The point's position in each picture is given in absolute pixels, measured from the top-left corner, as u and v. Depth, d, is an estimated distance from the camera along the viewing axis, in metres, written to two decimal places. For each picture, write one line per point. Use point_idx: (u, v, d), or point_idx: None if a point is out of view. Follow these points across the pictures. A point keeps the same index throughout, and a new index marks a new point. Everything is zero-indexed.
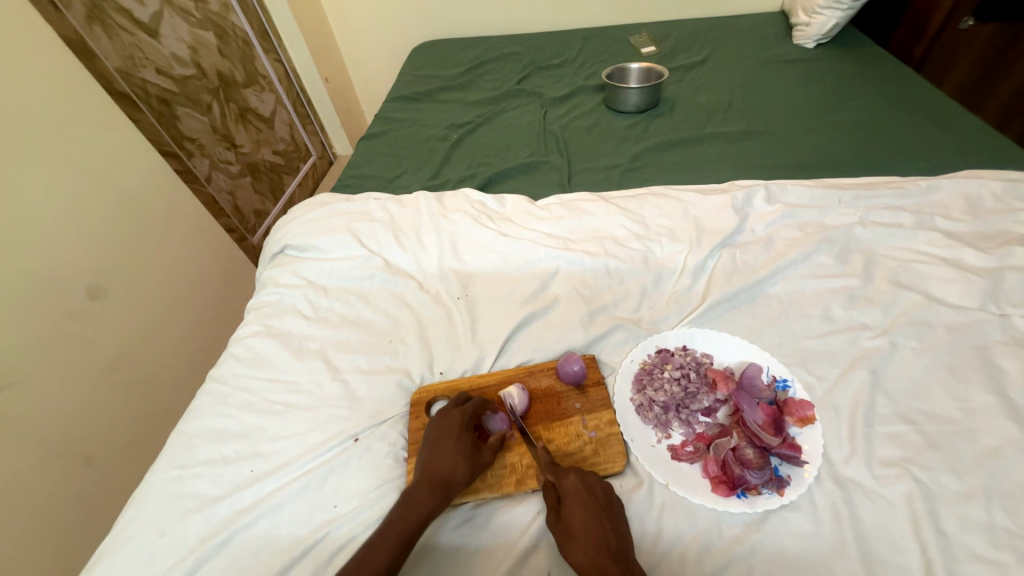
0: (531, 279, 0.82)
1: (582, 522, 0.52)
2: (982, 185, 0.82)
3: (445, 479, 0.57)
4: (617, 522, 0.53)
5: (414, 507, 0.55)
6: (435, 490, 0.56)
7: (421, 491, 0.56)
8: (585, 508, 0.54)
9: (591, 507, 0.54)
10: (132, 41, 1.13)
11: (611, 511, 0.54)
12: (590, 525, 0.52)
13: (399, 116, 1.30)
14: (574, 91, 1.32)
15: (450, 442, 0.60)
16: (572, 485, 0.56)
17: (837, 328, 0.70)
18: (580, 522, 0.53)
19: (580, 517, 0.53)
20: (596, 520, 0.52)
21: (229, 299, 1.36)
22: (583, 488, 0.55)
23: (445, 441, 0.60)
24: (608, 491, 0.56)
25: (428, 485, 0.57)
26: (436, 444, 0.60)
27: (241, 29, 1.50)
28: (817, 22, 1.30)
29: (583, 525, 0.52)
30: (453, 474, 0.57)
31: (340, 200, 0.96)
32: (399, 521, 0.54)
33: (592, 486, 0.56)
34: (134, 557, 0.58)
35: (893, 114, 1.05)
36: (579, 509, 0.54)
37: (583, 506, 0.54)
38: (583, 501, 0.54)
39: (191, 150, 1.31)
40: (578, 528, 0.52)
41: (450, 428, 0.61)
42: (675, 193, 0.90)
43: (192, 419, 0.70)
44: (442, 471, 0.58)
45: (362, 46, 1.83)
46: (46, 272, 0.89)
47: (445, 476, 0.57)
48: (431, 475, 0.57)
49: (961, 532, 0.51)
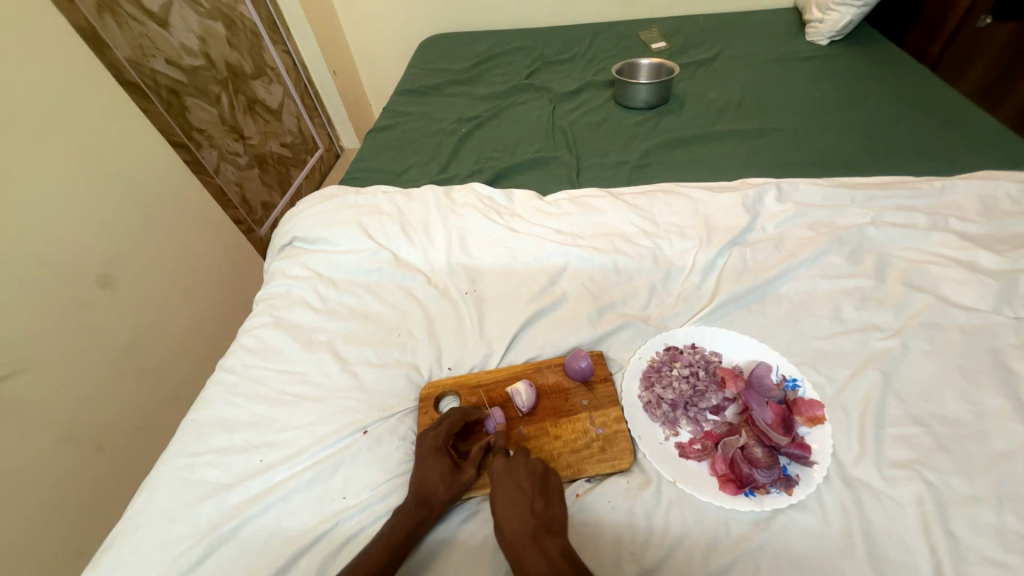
0: (539, 276, 0.81)
1: (501, 506, 0.53)
2: (998, 186, 0.81)
3: (429, 497, 0.57)
4: (538, 500, 0.54)
5: (401, 523, 0.55)
6: (422, 506, 0.57)
7: (408, 507, 0.57)
8: (506, 493, 0.54)
9: (512, 491, 0.54)
10: (143, 32, 1.13)
11: (534, 491, 0.54)
12: (508, 509, 0.53)
13: (407, 109, 1.30)
14: (584, 87, 1.31)
15: (431, 462, 0.59)
16: (496, 471, 0.56)
17: (848, 328, 0.69)
18: (501, 506, 0.53)
19: (499, 502, 0.54)
20: (515, 504, 0.53)
21: (237, 288, 1.36)
22: (506, 472, 0.56)
23: (428, 460, 0.60)
24: (535, 472, 0.56)
25: (414, 501, 0.57)
26: (420, 464, 0.60)
27: (250, 20, 1.50)
28: (831, 18, 1.29)
29: (503, 508, 0.53)
30: (437, 492, 0.57)
31: (349, 193, 0.96)
32: (390, 536, 0.55)
33: (515, 470, 0.56)
34: (146, 543, 0.59)
35: (907, 113, 1.04)
36: (500, 494, 0.54)
37: (505, 490, 0.55)
38: (504, 485, 0.55)
39: (199, 142, 1.31)
40: (499, 511, 0.53)
41: (429, 450, 0.61)
42: (685, 190, 0.89)
43: (203, 408, 0.70)
44: (427, 487, 0.58)
45: (371, 39, 1.83)
46: (58, 259, 0.89)
47: (429, 494, 0.57)
48: (416, 492, 0.57)
49: (971, 535, 0.51)
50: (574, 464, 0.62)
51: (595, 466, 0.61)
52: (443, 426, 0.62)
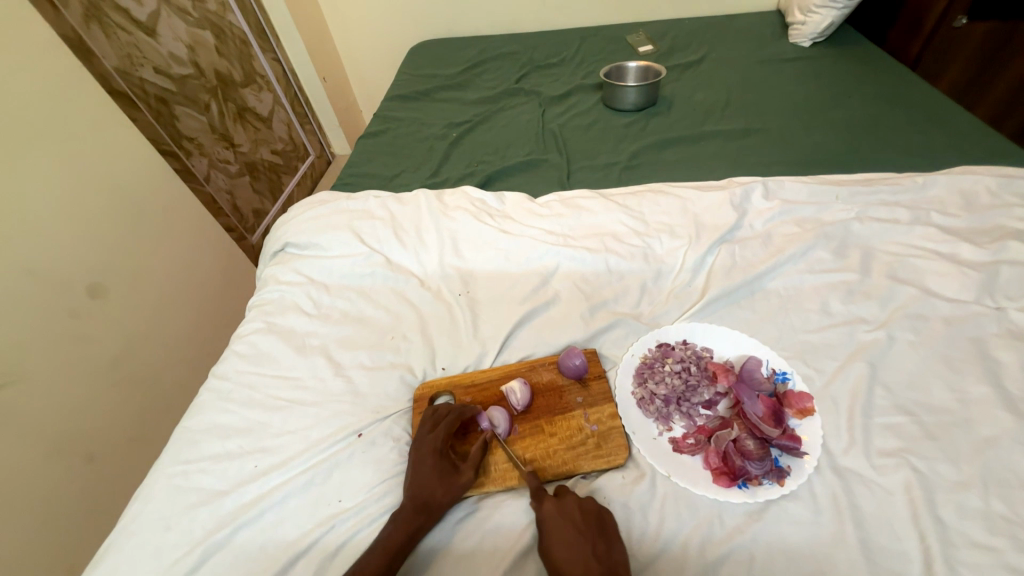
0: (531, 276, 0.82)
1: (560, 552, 0.51)
2: (978, 180, 0.83)
3: (428, 501, 0.57)
4: (599, 543, 0.51)
5: (400, 528, 0.55)
6: (420, 510, 0.57)
7: (405, 511, 0.56)
8: (564, 539, 0.52)
9: (569, 534, 0.52)
10: (130, 41, 1.13)
11: (592, 533, 0.52)
12: (568, 556, 0.51)
13: (398, 115, 1.31)
14: (573, 90, 1.32)
15: (429, 466, 0.59)
16: (549, 515, 0.54)
17: (835, 321, 0.71)
18: (560, 553, 0.51)
19: (558, 547, 0.52)
20: (575, 548, 0.51)
21: (228, 296, 1.35)
22: (560, 516, 0.54)
23: (425, 464, 0.60)
24: (589, 513, 0.54)
25: (413, 506, 0.57)
26: (417, 467, 0.60)
27: (239, 28, 1.50)
28: (814, 21, 1.31)
29: (563, 554, 0.51)
30: (436, 496, 0.57)
31: (341, 198, 0.96)
32: (388, 542, 0.55)
33: (569, 512, 0.54)
34: (139, 552, 0.58)
35: (889, 111, 1.06)
36: (557, 540, 0.52)
37: (561, 536, 0.52)
38: (560, 530, 0.53)
39: (189, 150, 1.31)
40: (559, 557, 0.51)
41: (428, 453, 0.61)
42: (674, 190, 0.90)
43: (196, 415, 0.70)
44: (426, 492, 0.58)
45: (360, 45, 1.84)
46: (47, 268, 0.88)
47: (427, 499, 0.57)
48: (415, 497, 0.57)
49: (958, 519, 0.52)
50: (570, 461, 0.62)
51: (591, 463, 0.62)
52: (439, 428, 0.63)
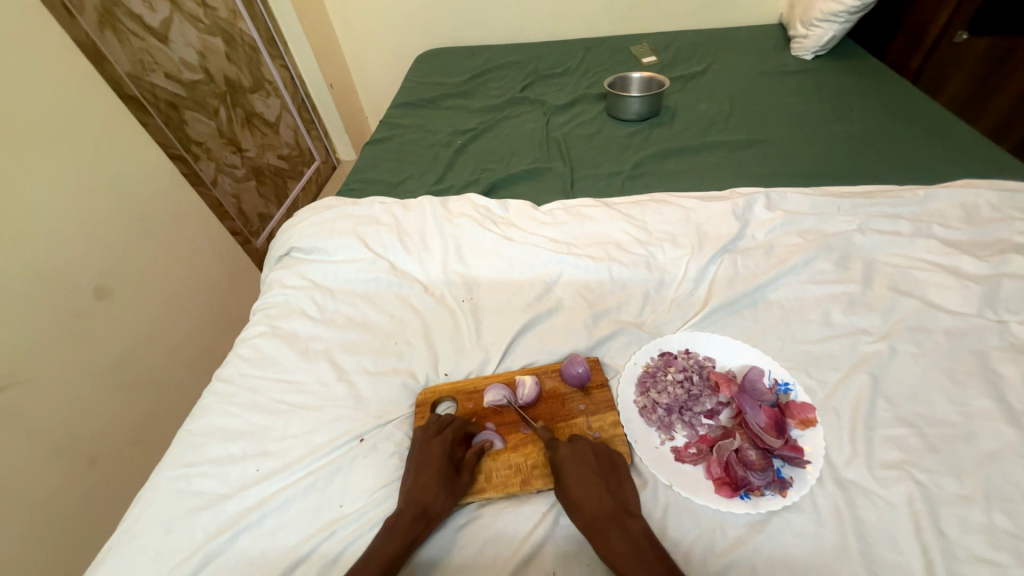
0: (534, 284, 0.83)
1: (578, 489, 0.57)
2: (979, 194, 0.83)
3: (428, 509, 0.57)
4: (611, 479, 0.58)
5: (397, 536, 0.55)
6: (420, 518, 0.56)
7: (404, 520, 0.56)
8: (581, 475, 0.58)
9: (586, 474, 0.58)
10: (143, 47, 1.14)
11: (606, 472, 0.59)
12: (586, 491, 0.56)
13: (403, 122, 1.32)
14: (577, 100, 1.34)
15: (431, 470, 0.60)
16: (565, 457, 0.59)
17: (837, 332, 0.71)
18: (576, 489, 0.57)
19: (575, 482, 0.57)
20: (591, 484, 0.57)
21: (233, 298, 1.36)
22: (576, 456, 0.60)
23: (427, 469, 0.60)
24: (601, 456, 0.60)
25: (412, 514, 0.57)
26: (418, 473, 0.60)
27: (249, 36, 1.52)
28: (816, 34, 1.33)
29: (580, 490, 0.57)
30: (436, 502, 0.57)
31: (346, 204, 0.97)
32: (386, 549, 0.54)
33: (584, 453, 0.60)
34: (139, 555, 0.58)
35: (890, 124, 1.07)
36: (574, 478, 0.58)
37: (579, 473, 0.58)
38: (577, 470, 0.58)
39: (197, 154, 1.32)
40: (575, 490, 0.57)
41: (431, 458, 0.61)
42: (677, 199, 0.91)
43: (198, 418, 0.70)
44: (425, 499, 0.58)
45: (367, 53, 1.86)
46: (55, 271, 0.89)
47: (427, 506, 0.57)
48: (414, 504, 0.57)
49: (961, 534, 0.52)
50: None
51: None
52: (447, 433, 0.63)
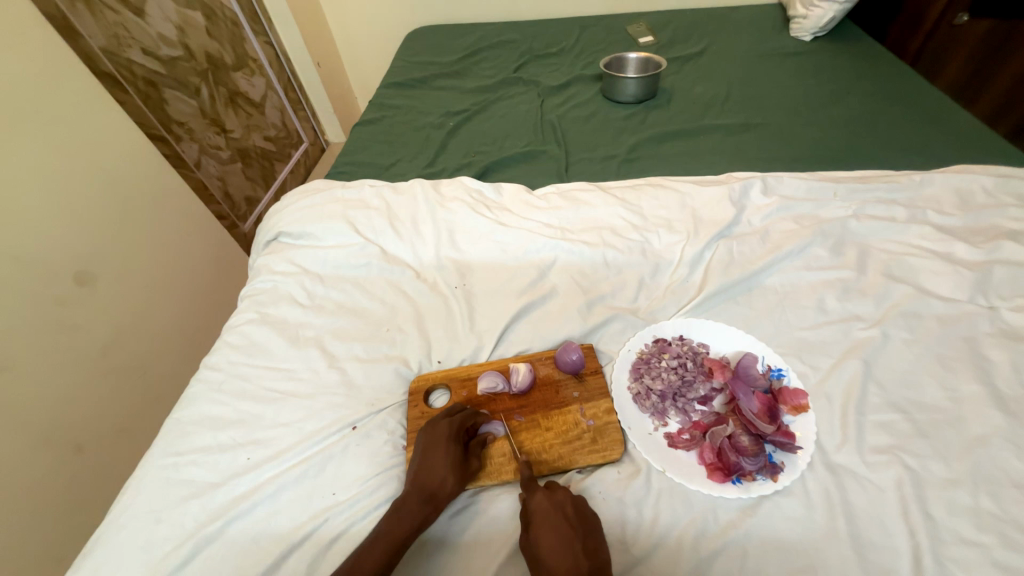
0: (528, 270, 0.81)
1: (548, 544, 0.51)
2: (975, 179, 0.83)
3: (434, 493, 0.56)
4: (587, 538, 0.51)
5: (406, 518, 0.55)
6: (426, 502, 0.56)
7: (412, 502, 0.56)
8: (553, 530, 0.52)
9: (559, 528, 0.52)
10: (118, 20, 1.09)
11: (581, 529, 0.52)
12: (556, 547, 0.50)
13: (394, 103, 1.28)
14: (572, 81, 1.31)
15: (440, 453, 0.59)
16: (540, 506, 0.54)
17: (831, 319, 0.71)
18: (547, 543, 0.51)
19: (546, 538, 0.51)
20: (564, 540, 0.51)
21: (219, 285, 1.33)
22: (551, 508, 0.54)
23: (435, 451, 0.59)
24: (580, 509, 0.54)
25: (421, 496, 0.56)
26: (425, 455, 0.59)
27: (231, 10, 1.47)
28: (815, 14, 1.30)
29: (550, 546, 0.51)
30: (444, 485, 0.57)
31: (336, 187, 0.94)
32: (391, 531, 0.54)
33: (560, 505, 0.54)
34: (129, 544, 0.58)
35: (888, 108, 1.06)
36: (546, 532, 0.52)
37: (551, 527, 0.52)
38: (551, 521, 0.53)
39: (179, 134, 1.28)
40: (546, 547, 0.51)
41: (439, 438, 0.60)
42: (673, 184, 0.90)
43: (187, 406, 0.69)
44: (434, 481, 0.57)
45: (356, 29, 1.80)
46: (35, 257, 0.87)
47: (434, 489, 0.57)
48: (422, 487, 0.57)
49: (947, 516, 0.52)
50: (565, 455, 0.62)
51: (586, 457, 0.62)
52: (455, 418, 0.63)
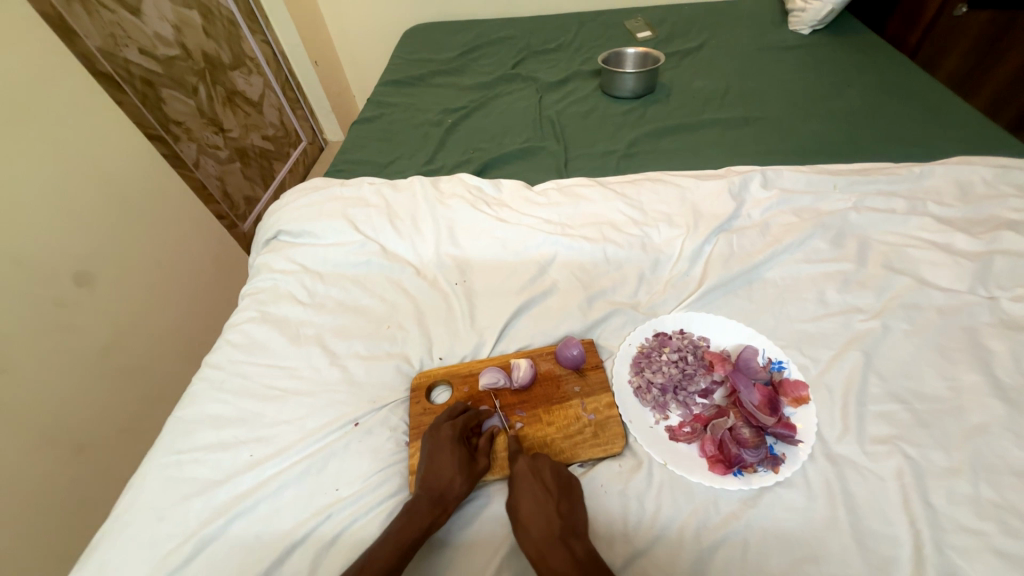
0: (528, 266, 0.81)
1: (527, 507, 0.55)
2: (974, 170, 0.83)
3: (443, 495, 0.57)
4: (563, 502, 0.55)
5: (416, 520, 0.55)
6: (436, 504, 0.56)
7: (423, 504, 0.56)
8: (532, 495, 0.56)
9: (537, 492, 0.56)
10: (113, 19, 1.09)
11: (558, 493, 0.56)
12: (534, 510, 0.54)
13: (392, 100, 1.28)
14: (570, 77, 1.30)
15: (446, 455, 0.59)
16: (521, 472, 0.58)
17: (831, 311, 0.71)
18: (525, 507, 0.55)
19: (525, 502, 0.55)
20: (541, 504, 0.54)
21: (219, 285, 1.34)
22: (532, 474, 0.57)
23: (441, 454, 0.59)
24: (558, 475, 0.57)
25: (430, 498, 0.56)
26: (431, 458, 0.59)
27: (227, 9, 1.46)
28: (813, 8, 1.30)
29: (527, 508, 0.55)
30: (453, 487, 0.57)
31: (335, 185, 0.94)
32: (402, 532, 0.54)
33: (540, 471, 0.58)
34: (133, 543, 0.58)
35: (888, 101, 1.06)
36: (524, 495, 0.56)
37: (530, 492, 0.56)
38: (530, 486, 0.56)
39: (177, 134, 1.28)
40: (524, 510, 0.55)
41: (444, 441, 0.61)
42: (672, 178, 0.90)
43: (189, 405, 0.69)
44: (442, 483, 0.57)
45: (353, 27, 1.79)
46: (34, 258, 0.87)
47: (443, 491, 0.57)
48: (431, 488, 0.57)
49: (948, 505, 0.53)
50: (567, 449, 0.62)
51: (588, 451, 0.62)
52: (458, 419, 0.63)
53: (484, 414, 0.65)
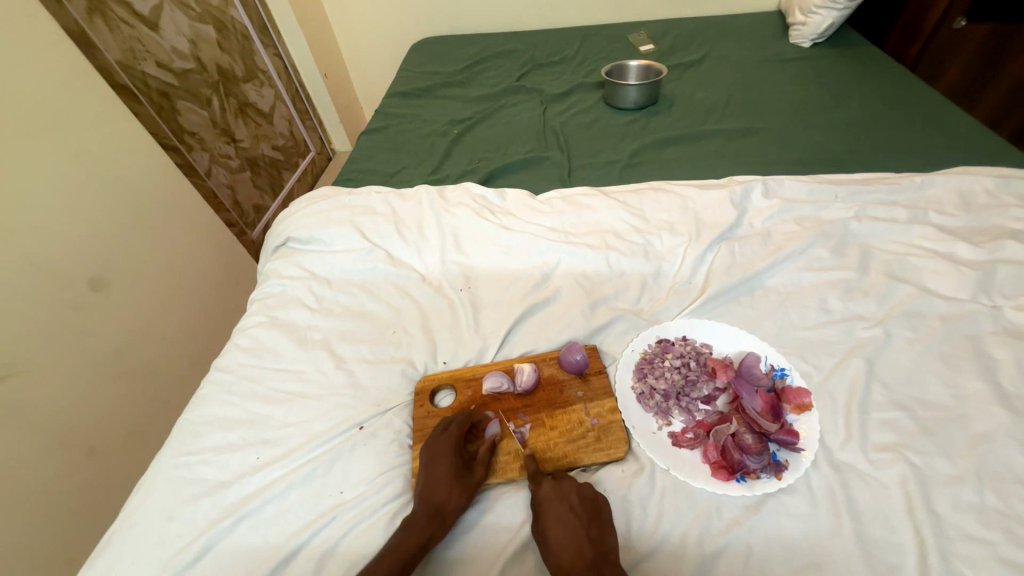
0: (532, 272, 0.83)
1: (555, 534, 0.53)
2: (976, 180, 0.83)
3: (441, 507, 0.57)
4: (592, 526, 0.53)
5: (413, 534, 0.55)
6: (435, 517, 0.56)
7: (421, 518, 0.56)
8: (560, 520, 0.54)
9: (564, 517, 0.54)
10: (133, 34, 1.13)
11: (587, 518, 0.54)
12: (564, 539, 0.53)
13: (399, 111, 1.31)
14: (574, 89, 1.33)
15: (441, 467, 0.59)
16: (546, 497, 0.57)
17: (834, 318, 0.71)
18: (555, 534, 0.53)
19: (554, 528, 0.54)
20: (570, 531, 0.53)
21: (229, 291, 1.35)
22: (558, 499, 0.56)
23: (437, 466, 0.60)
24: (585, 498, 0.56)
25: (428, 511, 0.57)
26: (428, 470, 0.59)
27: (241, 23, 1.50)
28: (814, 21, 1.32)
29: (558, 536, 0.53)
30: (450, 499, 0.58)
31: (342, 194, 0.96)
32: (401, 545, 0.54)
33: (566, 495, 0.56)
34: (141, 542, 0.59)
35: (888, 112, 1.07)
36: (553, 522, 0.54)
37: (558, 519, 0.54)
38: (557, 512, 0.55)
39: (190, 144, 1.31)
40: (552, 537, 0.53)
41: (440, 452, 0.61)
42: (675, 187, 0.91)
43: (198, 407, 0.70)
44: (439, 496, 0.58)
45: (363, 40, 1.83)
46: (51, 262, 0.89)
47: (441, 504, 0.57)
48: (428, 502, 0.57)
49: (953, 513, 0.52)
50: (570, 454, 0.63)
51: (591, 456, 0.62)
52: (452, 429, 0.63)
53: (481, 421, 0.66)
